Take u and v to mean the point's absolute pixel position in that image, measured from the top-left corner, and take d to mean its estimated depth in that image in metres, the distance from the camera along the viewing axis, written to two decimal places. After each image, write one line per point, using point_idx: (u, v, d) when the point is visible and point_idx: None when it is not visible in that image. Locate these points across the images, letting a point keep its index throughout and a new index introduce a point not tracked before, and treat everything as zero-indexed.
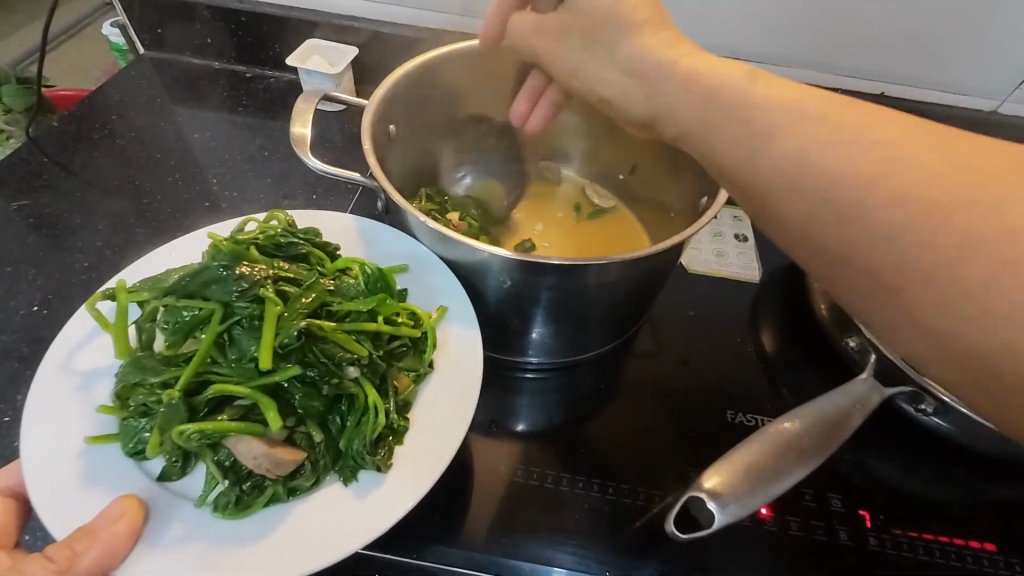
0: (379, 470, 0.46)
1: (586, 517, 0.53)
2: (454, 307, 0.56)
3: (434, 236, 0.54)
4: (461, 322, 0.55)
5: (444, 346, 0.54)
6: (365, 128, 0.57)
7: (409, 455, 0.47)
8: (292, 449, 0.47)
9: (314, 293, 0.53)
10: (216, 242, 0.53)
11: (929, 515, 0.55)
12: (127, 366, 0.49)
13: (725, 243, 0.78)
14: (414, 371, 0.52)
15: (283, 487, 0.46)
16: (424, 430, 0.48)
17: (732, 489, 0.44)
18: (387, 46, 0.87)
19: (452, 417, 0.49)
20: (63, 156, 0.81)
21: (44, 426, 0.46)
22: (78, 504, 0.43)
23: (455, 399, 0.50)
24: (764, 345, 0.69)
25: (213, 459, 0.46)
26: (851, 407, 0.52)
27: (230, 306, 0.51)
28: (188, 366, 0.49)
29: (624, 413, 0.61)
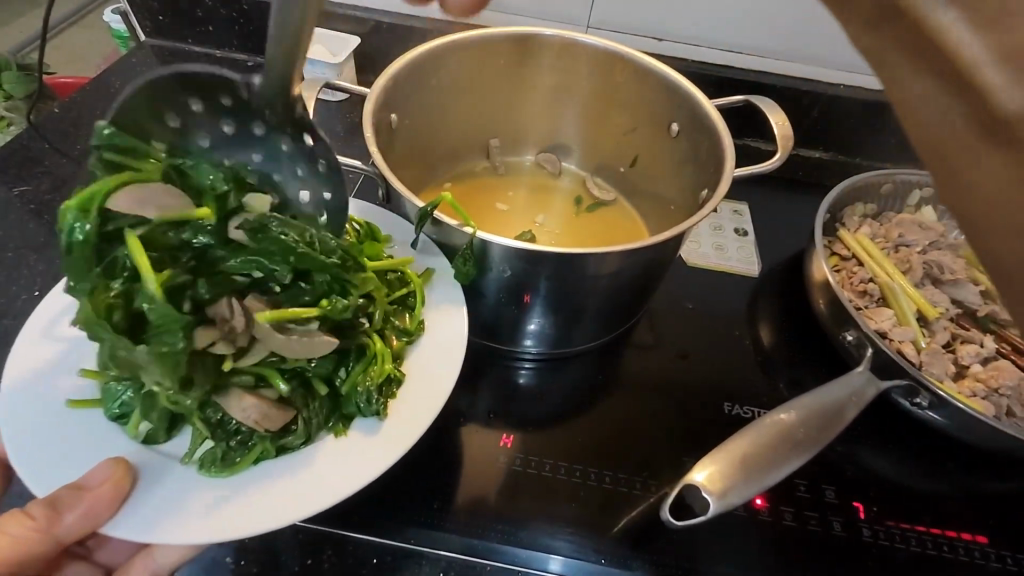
0: (377, 418, 0.47)
1: (582, 504, 0.53)
2: (438, 271, 0.58)
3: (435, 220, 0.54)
4: (447, 285, 0.56)
5: (428, 305, 0.55)
6: (366, 115, 0.56)
7: (407, 409, 0.48)
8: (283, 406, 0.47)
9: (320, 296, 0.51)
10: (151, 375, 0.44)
11: (923, 508, 0.55)
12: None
13: (726, 237, 0.78)
14: (406, 334, 0.53)
15: (271, 445, 0.46)
16: (416, 386, 0.50)
17: (723, 478, 0.45)
18: (387, 35, 0.88)
19: (440, 375, 0.50)
20: (64, 144, 0.81)
21: (24, 392, 0.46)
22: (60, 467, 0.43)
23: (444, 360, 0.51)
24: (761, 339, 0.69)
25: (201, 417, 0.46)
26: (846, 400, 0.52)
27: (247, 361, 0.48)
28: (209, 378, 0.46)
29: (621, 401, 0.62)
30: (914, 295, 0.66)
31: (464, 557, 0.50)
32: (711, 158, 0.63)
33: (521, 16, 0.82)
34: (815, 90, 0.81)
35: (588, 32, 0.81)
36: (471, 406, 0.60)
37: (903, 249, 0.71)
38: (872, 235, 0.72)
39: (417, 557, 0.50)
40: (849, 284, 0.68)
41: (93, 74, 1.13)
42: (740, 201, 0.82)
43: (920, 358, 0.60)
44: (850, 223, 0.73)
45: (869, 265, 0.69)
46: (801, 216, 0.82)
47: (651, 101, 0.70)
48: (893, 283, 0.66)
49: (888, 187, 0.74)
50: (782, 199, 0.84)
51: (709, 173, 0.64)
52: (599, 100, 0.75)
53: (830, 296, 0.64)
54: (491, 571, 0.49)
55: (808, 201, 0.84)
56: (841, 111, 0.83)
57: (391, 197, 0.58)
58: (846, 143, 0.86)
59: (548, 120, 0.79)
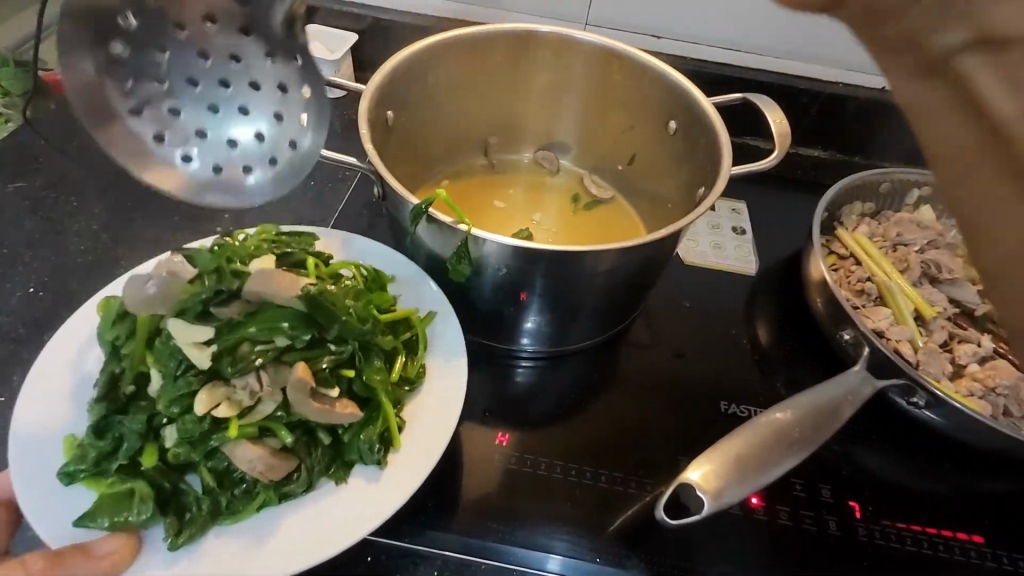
0: (378, 466, 0.47)
1: (579, 503, 0.53)
2: (440, 311, 0.57)
3: (432, 223, 0.54)
4: (448, 328, 0.56)
5: (431, 353, 0.55)
6: (363, 112, 0.56)
7: (405, 459, 0.48)
8: (288, 455, 0.47)
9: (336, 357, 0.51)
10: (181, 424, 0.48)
11: (919, 508, 0.55)
12: (124, 368, 0.50)
13: (723, 236, 0.78)
14: (408, 381, 0.53)
15: (274, 492, 0.46)
16: (416, 435, 0.49)
17: (718, 478, 0.44)
18: (384, 32, 0.88)
19: (439, 424, 0.50)
20: (59, 140, 0.80)
21: (42, 442, 0.47)
22: (71, 515, 0.44)
23: (443, 409, 0.51)
24: (759, 338, 0.69)
25: (206, 466, 0.48)
26: (842, 399, 0.51)
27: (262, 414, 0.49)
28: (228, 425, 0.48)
29: (617, 400, 0.62)
30: (912, 295, 0.66)
31: (459, 556, 0.49)
32: (709, 156, 0.63)
33: (519, 13, 0.82)
34: (813, 87, 0.81)
35: (587, 29, 0.81)
36: (467, 404, 0.60)
37: (901, 248, 0.70)
38: (870, 234, 0.72)
39: (412, 556, 0.49)
40: (846, 283, 0.68)
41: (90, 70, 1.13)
42: (738, 199, 0.82)
43: (917, 358, 0.60)
44: (848, 222, 0.73)
45: (866, 264, 0.69)
46: (798, 214, 0.81)
47: (649, 98, 0.69)
48: (890, 283, 0.66)
49: (886, 186, 0.74)
50: (780, 198, 0.83)
51: (707, 171, 0.64)
52: (597, 98, 0.74)
53: (827, 296, 0.63)
54: (486, 569, 0.49)
55: (805, 199, 0.83)
56: (840, 109, 0.82)
57: (384, 193, 0.57)
58: (845, 141, 0.86)
59: (546, 118, 0.79)
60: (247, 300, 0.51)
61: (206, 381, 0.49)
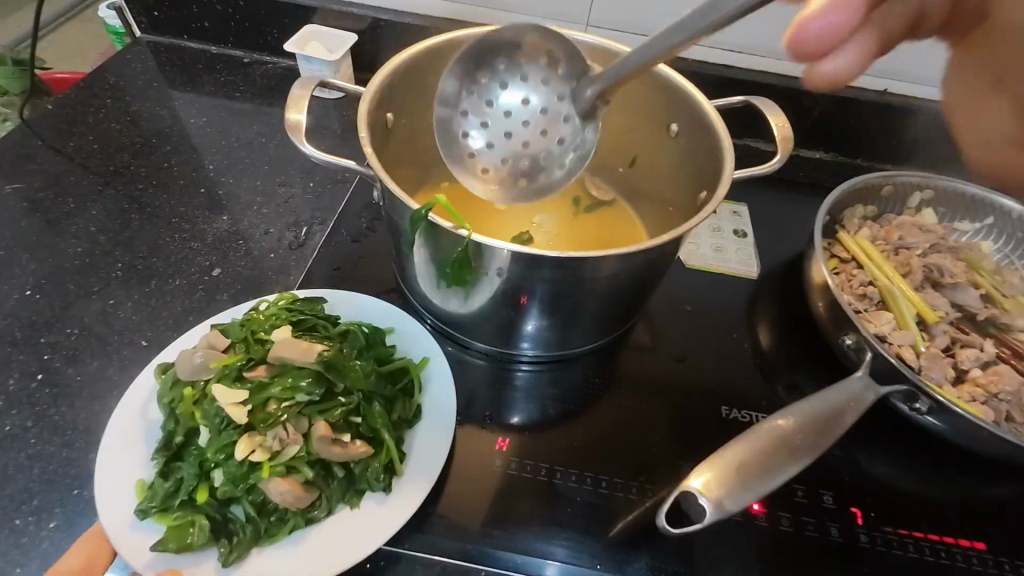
0: (384, 490, 0.47)
1: (580, 510, 0.53)
2: (434, 357, 0.56)
3: (437, 240, 0.53)
4: (443, 370, 0.56)
5: (427, 392, 0.54)
6: (362, 114, 0.55)
7: (412, 480, 0.48)
8: (309, 483, 0.46)
9: (346, 404, 0.50)
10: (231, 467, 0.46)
11: (921, 514, 0.55)
12: (179, 422, 0.48)
13: (724, 239, 0.77)
14: (406, 420, 0.52)
15: (302, 518, 0.45)
16: (419, 465, 0.49)
17: (720, 486, 0.43)
18: (384, 33, 0.88)
19: (433, 453, 0.50)
20: (58, 141, 0.80)
21: (119, 485, 0.46)
22: (146, 547, 0.43)
23: (435, 446, 0.51)
24: (760, 342, 0.68)
25: (248, 500, 0.45)
26: (845, 404, 0.51)
27: (280, 454, 0.47)
28: (262, 466, 0.46)
29: (619, 405, 0.61)
30: (914, 299, 0.66)
31: (458, 563, 0.49)
32: (711, 160, 0.62)
33: (519, 15, 0.81)
34: (814, 89, 0.81)
35: (588, 31, 0.81)
36: (467, 408, 0.59)
37: (903, 252, 0.70)
38: (872, 237, 0.72)
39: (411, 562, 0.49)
40: (848, 287, 0.67)
41: (89, 69, 1.13)
42: (739, 202, 0.81)
43: (919, 363, 0.60)
44: (850, 225, 0.73)
45: (868, 267, 0.68)
46: (799, 217, 0.81)
47: (651, 100, 0.69)
48: (892, 287, 0.66)
49: (888, 189, 0.74)
50: (781, 200, 0.83)
51: (709, 174, 0.64)
52: None
53: (829, 299, 0.63)
54: None
55: (805, 201, 0.83)
56: (842, 111, 0.82)
57: (382, 196, 0.57)
58: (846, 143, 0.86)
59: None
60: (273, 362, 0.50)
61: (242, 430, 0.47)
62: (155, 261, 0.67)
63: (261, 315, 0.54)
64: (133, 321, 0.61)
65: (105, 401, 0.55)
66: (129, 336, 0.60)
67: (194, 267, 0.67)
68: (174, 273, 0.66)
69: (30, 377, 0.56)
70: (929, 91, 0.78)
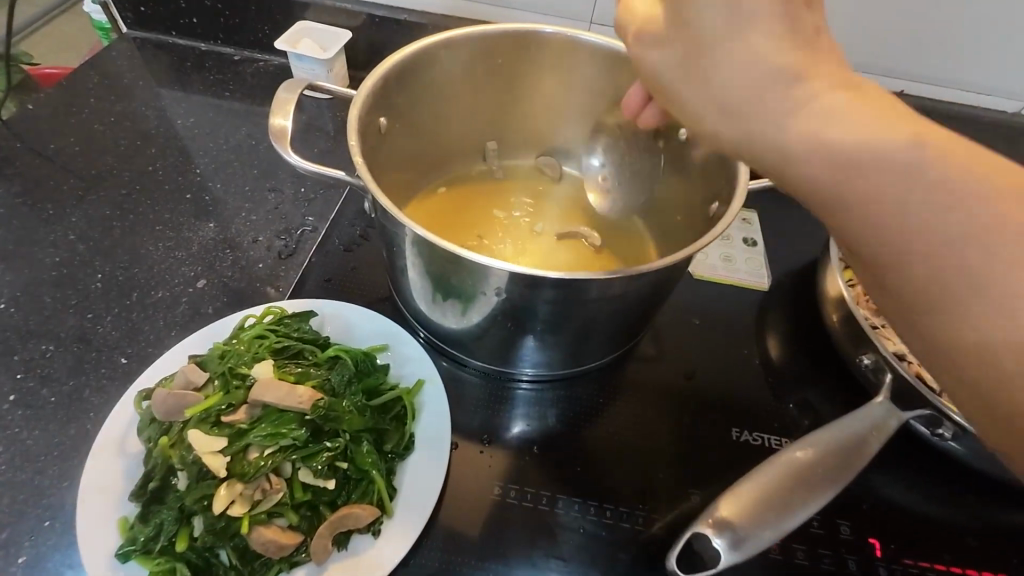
0: (372, 534, 0.44)
1: (582, 543, 0.50)
2: (429, 379, 0.53)
3: (432, 253, 0.49)
4: (438, 397, 0.52)
5: (420, 421, 0.51)
6: (353, 121, 0.52)
7: (403, 520, 0.46)
8: (293, 532, 0.43)
9: (334, 446, 0.46)
10: (207, 518, 0.42)
11: (943, 545, 0.52)
12: (157, 462, 0.44)
13: (733, 248, 0.74)
14: (398, 455, 0.48)
15: (286, 566, 0.42)
16: (412, 502, 0.47)
17: (736, 525, 0.41)
18: (380, 31, 0.84)
19: (426, 491, 0.47)
20: (38, 143, 0.76)
21: (104, 527, 0.43)
22: None
23: (426, 487, 0.47)
24: (770, 355, 0.66)
25: (231, 546, 0.42)
26: (866, 434, 0.47)
27: (260, 502, 0.43)
28: (242, 517, 0.42)
29: (621, 427, 0.58)
30: None
31: None
32: (720, 170, 0.59)
33: (519, 10, 0.78)
34: None
35: (592, 28, 0.77)
36: (466, 429, 0.56)
37: None
38: None
39: None
40: (864, 301, 0.64)
41: (77, 65, 1.09)
42: (750, 209, 0.78)
43: (941, 384, 0.56)
44: None
45: None
46: (811, 223, 0.78)
47: None
48: None
49: None
50: (793, 205, 0.80)
51: (719, 184, 0.60)
52: (603, 103, 0.70)
53: (845, 313, 0.60)
54: None
55: None
56: None
57: (374, 211, 0.53)
58: None
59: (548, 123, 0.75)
60: (253, 405, 0.45)
61: (220, 480, 0.43)
62: (137, 272, 0.64)
63: (244, 344, 0.50)
64: (113, 337, 0.58)
65: (83, 423, 0.52)
66: (108, 353, 0.57)
67: (178, 278, 0.63)
68: (157, 285, 0.63)
69: (2, 399, 0.53)
70: (947, 92, 0.73)
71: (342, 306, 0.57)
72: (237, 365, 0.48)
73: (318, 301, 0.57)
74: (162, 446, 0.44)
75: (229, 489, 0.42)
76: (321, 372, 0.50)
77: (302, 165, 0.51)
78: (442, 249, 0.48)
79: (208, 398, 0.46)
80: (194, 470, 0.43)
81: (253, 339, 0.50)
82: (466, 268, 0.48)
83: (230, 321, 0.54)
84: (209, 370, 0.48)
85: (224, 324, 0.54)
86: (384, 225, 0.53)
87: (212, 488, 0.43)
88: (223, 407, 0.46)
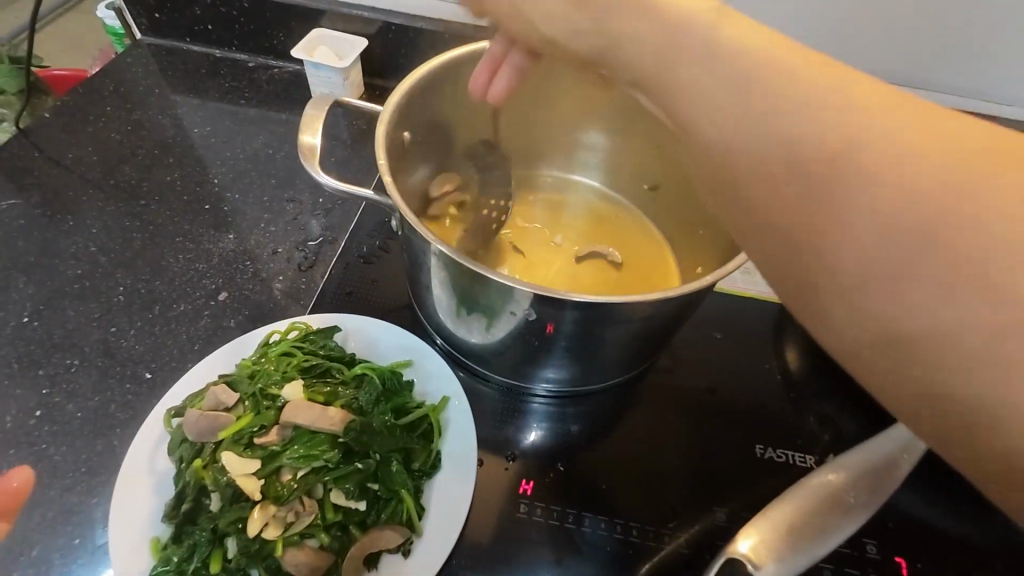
0: (403, 555, 0.45)
1: (608, 561, 0.50)
2: (454, 397, 0.53)
3: (459, 273, 0.49)
4: (464, 415, 0.52)
5: (447, 439, 0.51)
6: (379, 139, 0.52)
7: (434, 540, 0.46)
8: (326, 553, 0.43)
9: (365, 466, 0.46)
10: (241, 541, 0.42)
11: (970, 564, 0.52)
12: (189, 483, 0.44)
13: (752, 260, 0.74)
14: (427, 474, 0.49)
15: None
16: (442, 521, 0.47)
17: (773, 550, 0.40)
18: (396, 39, 0.84)
19: (455, 510, 0.48)
20: (55, 152, 0.76)
21: (136, 548, 0.43)
22: None
23: (455, 506, 0.48)
24: (792, 369, 0.65)
25: (264, 568, 0.42)
26: (895, 456, 0.47)
27: (293, 523, 0.43)
28: (276, 540, 0.42)
29: (643, 443, 0.58)
30: None
31: None
32: None
33: None
34: None
35: None
36: (491, 445, 0.56)
37: None
38: None
39: None
40: None
41: (90, 68, 1.09)
42: None
43: None
44: None
45: None
46: None
47: None
48: None
49: None
50: None
51: None
52: (624, 115, 0.69)
53: None
54: None
55: None
56: None
57: (401, 228, 0.53)
58: None
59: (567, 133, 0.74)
60: (285, 426, 0.46)
61: (253, 503, 0.43)
62: (159, 285, 0.64)
63: (272, 363, 0.50)
64: (136, 351, 0.58)
65: (109, 439, 0.52)
66: (132, 368, 0.57)
67: (199, 291, 0.63)
68: (178, 298, 0.63)
69: (28, 414, 0.53)
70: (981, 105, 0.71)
71: (366, 322, 0.57)
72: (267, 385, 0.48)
73: (341, 316, 0.57)
74: (193, 468, 0.44)
75: (262, 512, 0.43)
76: (349, 390, 0.50)
77: (329, 182, 0.51)
78: (472, 269, 0.48)
79: (240, 418, 0.46)
80: (226, 492, 0.44)
81: (280, 357, 0.51)
82: (495, 288, 0.48)
83: (254, 337, 0.54)
84: (239, 389, 0.48)
85: (248, 340, 0.54)
86: (410, 242, 0.52)
87: (245, 510, 0.43)
88: (254, 428, 0.46)
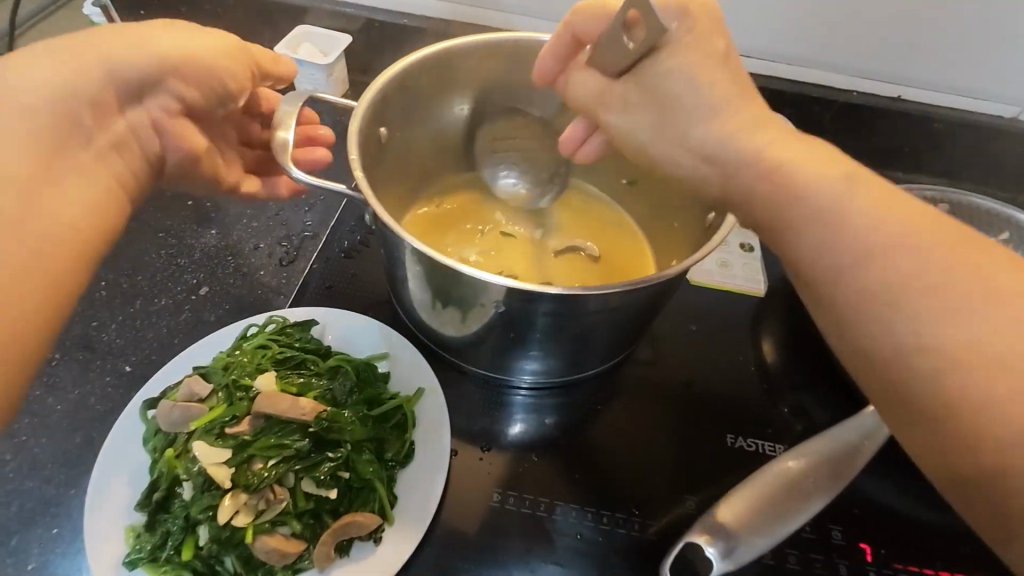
0: (373, 541, 0.45)
1: (578, 548, 0.51)
2: (429, 389, 0.54)
3: (431, 267, 0.50)
4: (438, 406, 0.53)
5: (419, 428, 0.52)
6: (352, 134, 0.52)
7: (404, 528, 0.47)
8: (297, 540, 0.44)
9: (336, 455, 0.47)
10: (213, 528, 0.43)
11: (934, 551, 0.53)
12: (163, 473, 0.46)
13: (729, 254, 0.75)
14: (399, 463, 0.49)
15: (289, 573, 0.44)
16: (413, 509, 0.48)
17: (730, 534, 0.42)
18: (380, 35, 0.84)
19: (426, 498, 0.48)
20: None
21: (111, 535, 0.44)
22: None
23: (425, 494, 0.48)
24: (766, 360, 0.66)
25: (236, 554, 0.43)
26: (857, 443, 0.48)
27: (263, 511, 0.44)
28: (247, 527, 0.43)
29: (617, 434, 0.59)
30: None
31: None
32: None
33: (521, 15, 0.79)
34: None
35: None
36: (466, 436, 0.57)
37: None
38: None
39: None
40: None
41: None
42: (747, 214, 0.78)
43: None
44: None
45: None
46: None
47: None
48: None
49: None
50: None
51: None
52: None
53: None
54: None
55: None
56: None
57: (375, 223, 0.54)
58: None
59: None
60: (256, 416, 0.47)
61: (224, 491, 0.44)
62: (141, 280, 0.64)
63: (246, 355, 0.51)
64: (117, 344, 0.59)
65: (89, 431, 0.53)
66: (113, 361, 0.57)
67: (180, 286, 0.64)
68: (159, 292, 0.63)
69: None
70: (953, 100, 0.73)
71: (343, 314, 0.57)
72: (240, 377, 0.49)
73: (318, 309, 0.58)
74: (167, 458, 0.45)
75: (232, 501, 0.44)
76: (322, 381, 0.51)
77: (302, 176, 0.52)
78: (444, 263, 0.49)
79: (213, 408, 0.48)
80: (199, 480, 0.45)
81: (255, 349, 0.51)
82: (465, 281, 0.49)
83: (231, 330, 0.55)
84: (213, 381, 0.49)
85: (225, 333, 0.55)
86: (384, 236, 0.53)
87: (216, 498, 0.44)
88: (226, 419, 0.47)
